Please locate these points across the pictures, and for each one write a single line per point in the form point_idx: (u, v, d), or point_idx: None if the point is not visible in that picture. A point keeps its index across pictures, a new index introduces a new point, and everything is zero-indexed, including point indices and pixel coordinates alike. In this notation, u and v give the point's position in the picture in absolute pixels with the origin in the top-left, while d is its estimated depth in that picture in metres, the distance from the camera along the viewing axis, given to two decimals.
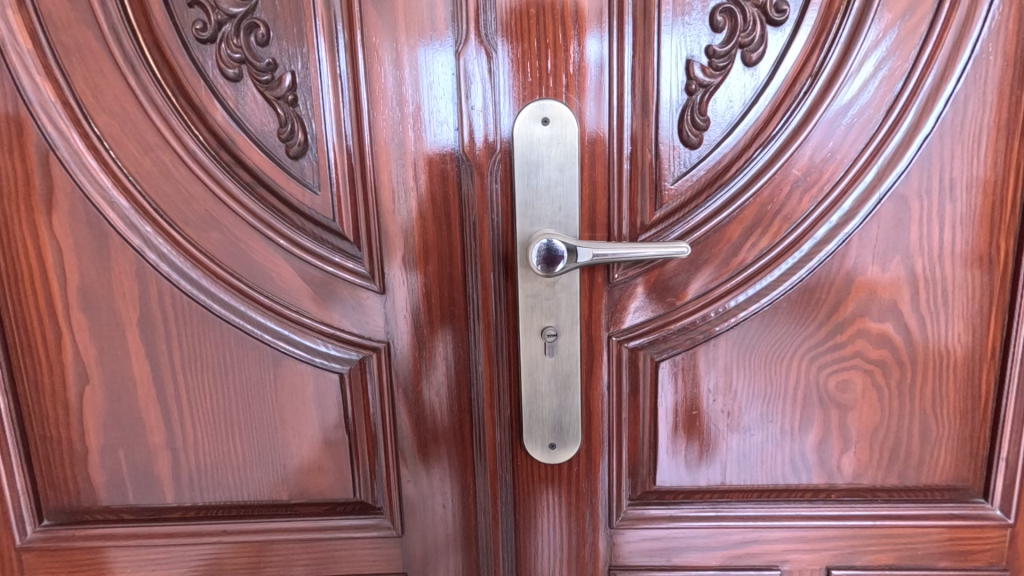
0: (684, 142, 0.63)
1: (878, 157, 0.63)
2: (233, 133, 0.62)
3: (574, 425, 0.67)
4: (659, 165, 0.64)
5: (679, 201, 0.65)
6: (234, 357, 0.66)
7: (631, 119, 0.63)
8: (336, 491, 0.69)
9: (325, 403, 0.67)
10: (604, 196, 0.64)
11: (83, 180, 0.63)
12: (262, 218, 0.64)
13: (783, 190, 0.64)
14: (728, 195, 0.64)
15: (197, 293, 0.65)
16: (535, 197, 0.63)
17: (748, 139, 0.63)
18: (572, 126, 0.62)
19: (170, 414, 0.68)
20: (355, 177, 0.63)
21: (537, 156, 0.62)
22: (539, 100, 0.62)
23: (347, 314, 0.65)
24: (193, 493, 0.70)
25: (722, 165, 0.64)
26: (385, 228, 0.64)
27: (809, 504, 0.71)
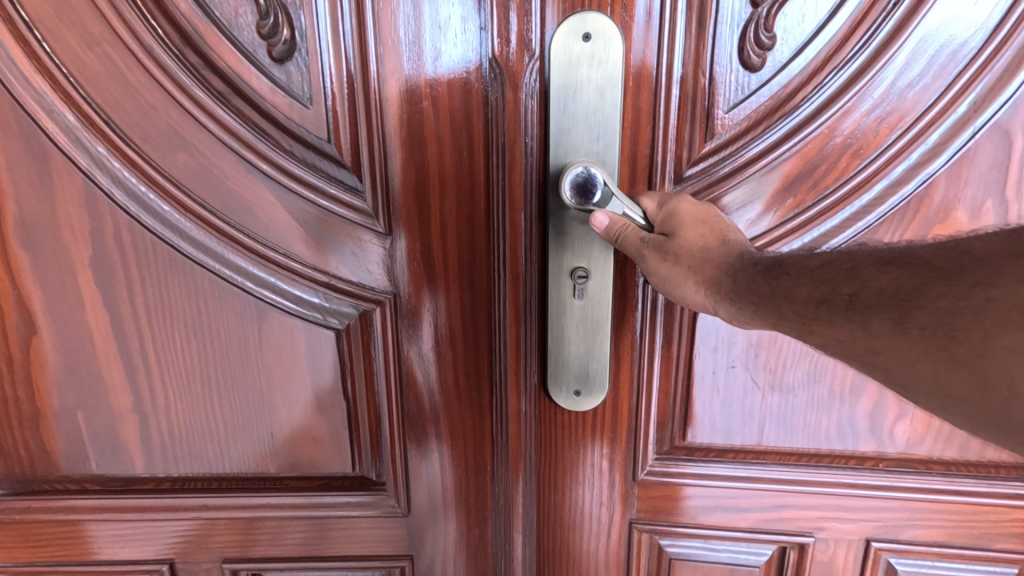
0: (743, 59, 0.50)
1: (977, 82, 0.51)
2: (200, 25, 0.49)
3: (603, 373, 0.57)
4: (714, 86, 0.51)
5: (730, 133, 0.53)
6: (209, 308, 0.56)
7: (687, 25, 0.50)
8: (336, 465, 0.59)
9: (319, 365, 0.56)
10: (648, 124, 0.52)
11: (13, 81, 0.51)
12: (239, 137, 0.52)
13: (859, 120, 0.52)
14: (790, 125, 0.52)
15: (164, 229, 0.54)
16: (570, 126, 0.51)
17: (823, 54, 0.50)
18: (618, 47, 0.50)
19: (136, 373, 0.57)
20: (350, 86, 0.50)
21: (574, 79, 0.50)
22: (580, 12, 0.49)
23: (341, 260, 0.54)
24: (166, 463, 0.60)
25: (785, 87, 0.51)
26: (392, 153, 0.51)
27: (850, 469, 0.62)
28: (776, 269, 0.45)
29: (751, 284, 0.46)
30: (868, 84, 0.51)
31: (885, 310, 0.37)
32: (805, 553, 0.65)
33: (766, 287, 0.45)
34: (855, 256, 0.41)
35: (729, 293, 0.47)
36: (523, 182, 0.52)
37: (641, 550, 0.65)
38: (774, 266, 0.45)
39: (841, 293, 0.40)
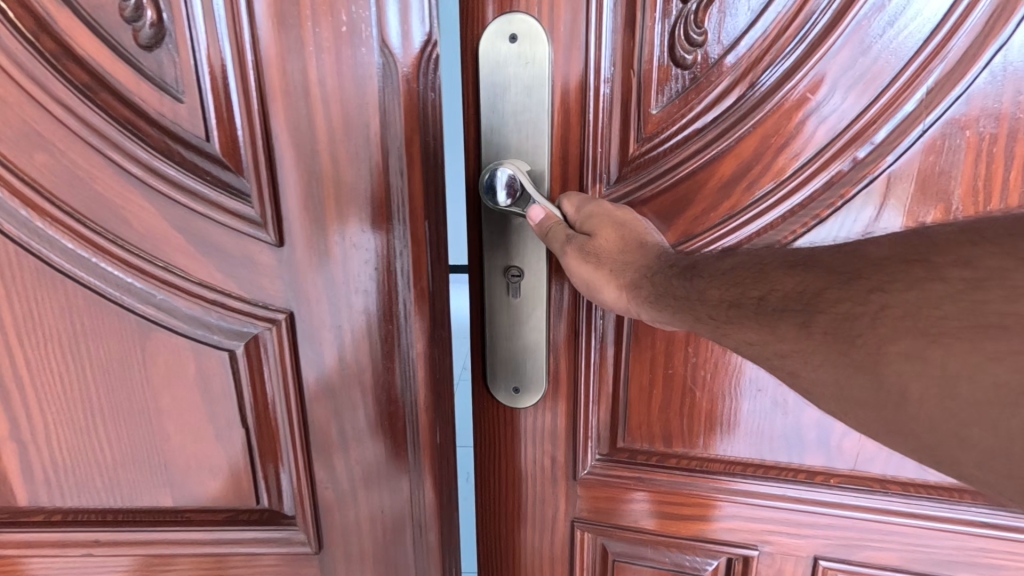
0: (671, 53, 0.47)
1: (924, 77, 0.45)
2: (56, 6, 0.43)
3: (541, 368, 0.57)
4: (646, 82, 0.48)
5: (661, 130, 0.49)
6: (88, 327, 0.50)
7: (613, 19, 0.47)
8: (230, 495, 0.54)
9: (214, 390, 0.51)
10: (578, 124, 0.49)
11: None
12: (107, 135, 0.45)
13: (794, 117, 0.47)
14: (722, 122, 0.48)
15: (28, 238, 0.48)
16: (502, 126, 0.49)
17: (754, 46, 0.46)
18: (546, 47, 0.47)
19: (10, 398, 0.52)
20: (230, 77, 0.44)
21: (501, 81, 0.48)
22: (507, 12, 0.47)
23: (232, 274, 0.48)
24: (53, 493, 0.55)
25: (716, 82, 0.47)
26: (277, 150, 0.45)
27: (797, 488, 0.59)
28: (691, 271, 0.43)
29: (667, 287, 0.43)
30: (803, 79, 0.46)
31: (793, 314, 0.34)
32: (749, 566, 0.63)
33: (680, 289, 0.42)
34: (770, 261, 0.38)
35: (648, 297, 0.45)
36: (424, 182, 0.45)
37: (584, 548, 0.65)
38: (689, 268, 0.43)
39: (749, 296, 0.37)
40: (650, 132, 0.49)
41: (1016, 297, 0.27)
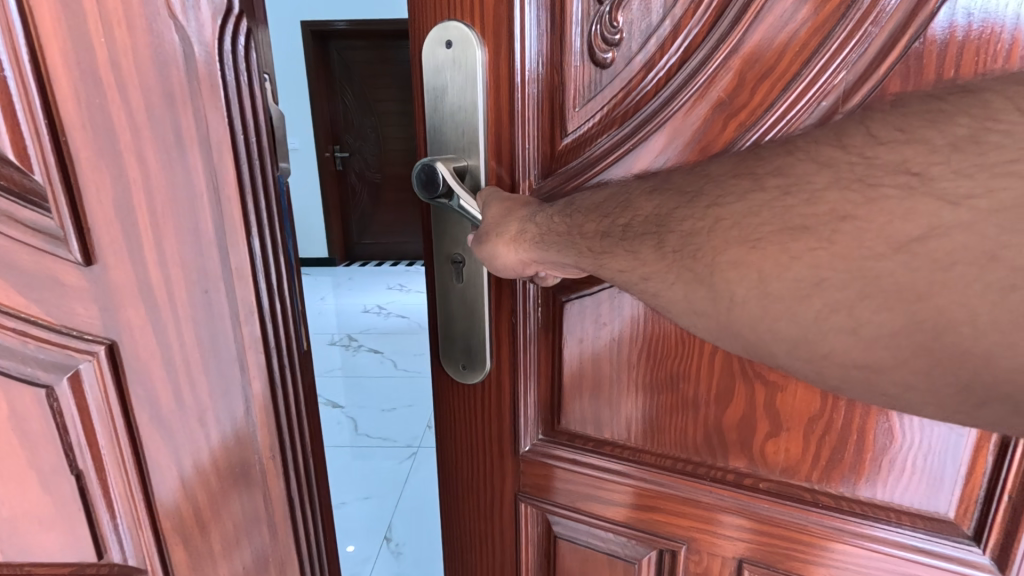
0: (589, 54, 0.48)
1: (838, 73, 0.42)
2: None
3: (483, 349, 0.58)
4: (572, 83, 0.50)
5: (587, 129, 0.50)
6: None
7: (538, 20, 0.49)
8: (73, 547, 0.50)
9: (38, 436, 0.46)
10: (507, 120, 0.52)
11: None
12: None
13: (702, 115, 0.46)
14: (636, 121, 0.48)
15: None
16: (440, 125, 0.53)
17: (662, 45, 0.46)
18: (476, 51, 0.50)
19: None
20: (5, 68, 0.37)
21: (440, 84, 0.52)
22: (443, 20, 0.51)
23: (36, 297, 0.42)
24: None
25: (634, 82, 0.48)
26: (75, 157, 0.39)
27: (727, 491, 0.54)
28: (571, 206, 0.43)
29: (550, 225, 0.44)
30: (710, 75, 0.45)
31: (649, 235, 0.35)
32: (678, 560, 0.59)
33: (562, 224, 0.43)
34: (634, 189, 0.39)
35: (532, 237, 0.45)
36: (248, 196, 0.42)
37: (528, 521, 0.64)
38: (569, 205, 0.44)
39: (616, 225, 0.38)
40: (576, 131, 0.51)
41: (815, 200, 0.29)
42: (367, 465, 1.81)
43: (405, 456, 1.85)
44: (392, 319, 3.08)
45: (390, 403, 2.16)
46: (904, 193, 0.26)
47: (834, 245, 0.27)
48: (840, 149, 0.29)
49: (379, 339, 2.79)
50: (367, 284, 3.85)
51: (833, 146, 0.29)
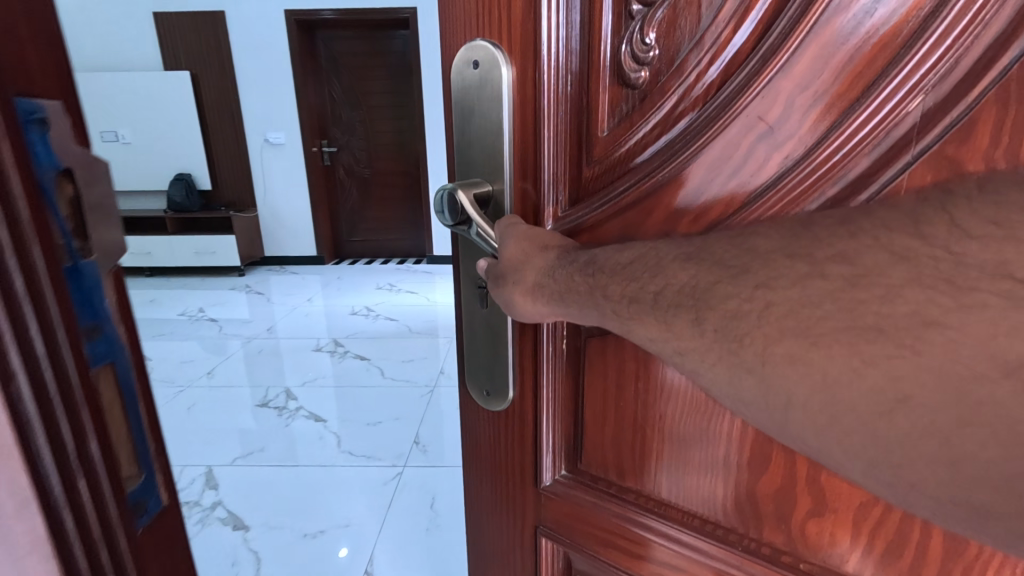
0: (620, 73, 0.43)
1: (912, 98, 0.32)
2: None
3: (505, 375, 0.57)
4: (602, 103, 0.45)
5: (613, 156, 0.45)
6: None
7: (571, 37, 0.44)
8: None
9: None
10: (533, 146, 0.48)
11: None
12: None
13: (739, 149, 0.38)
14: (664, 151, 0.42)
15: None
16: (467, 147, 0.51)
17: (694, 64, 0.39)
18: (501, 71, 0.47)
19: None
20: None
21: (468, 103, 0.49)
22: (471, 39, 0.48)
23: None
24: None
25: (667, 106, 0.41)
26: None
27: (758, 567, 0.48)
28: (592, 264, 0.41)
29: (571, 283, 0.42)
30: (745, 100, 0.37)
31: (687, 307, 0.34)
32: None
33: (585, 283, 0.41)
34: (661, 249, 0.37)
35: (551, 293, 0.43)
36: (33, 301, 0.33)
37: (549, 554, 0.63)
38: (589, 267, 0.41)
39: (645, 291, 0.36)
40: (604, 157, 0.46)
41: (893, 298, 0.27)
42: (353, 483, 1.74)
43: (389, 477, 1.77)
44: (382, 322, 3.04)
45: (376, 416, 2.10)
46: (1012, 302, 0.24)
47: (917, 355, 0.26)
48: (918, 239, 0.27)
49: (369, 345, 2.76)
50: (356, 285, 3.80)
51: (909, 234, 0.28)
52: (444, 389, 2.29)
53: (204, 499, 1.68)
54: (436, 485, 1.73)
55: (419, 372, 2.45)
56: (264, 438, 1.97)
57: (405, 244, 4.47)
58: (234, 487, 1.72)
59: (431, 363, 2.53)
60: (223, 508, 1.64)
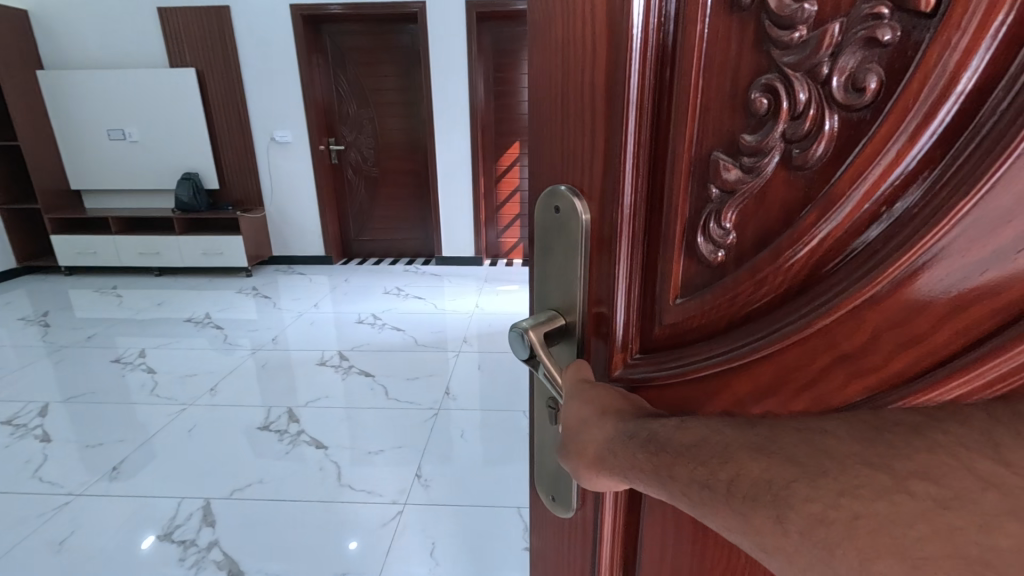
0: (693, 237, 0.33)
1: None
2: None
3: (570, 488, 0.47)
4: (677, 262, 0.34)
5: (687, 321, 0.34)
6: None
7: (629, 170, 0.34)
8: None
9: None
10: (605, 295, 0.38)
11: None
12: None
13: (818, 361, 0.28)
14: (738, 333, 0.31)
15: None
16: (545, 284, 0.43)
17: (791, 248, 0.28)
18: (576, 221, 0.38)
19: None
20: None
21: (546, 245, 0.42)
22: (552, 184, 0.39)
23: None
24: None
25: (748, 285, 0.30)
26: None
27: None
28: (654, 442, 0.29)
29: (631, 459, 0.30)
30: (845, 313, 0.26)
31: (789, 471, 0.22)
32: None
33: (648, 462, 0.29)
34: (728, 432, 0.26)
35: (615, 471, 0.32)
36: None
37: None
38: (654, 446, 0.29)
39: (716, 476, 0.25)
40: (675, 321, 0.35)
41: None
42: (346, 516, 1.60)
43: (389, 516, 1.59)
44: (388, 332, 2.97)
45: (379, 443, 1.95)
46: None
47: None
48: None
49: (375, 359, 2.65)
50: (363, 289, 3.73)
51: None
52: (450, 413, 2.13)
53: (199, 539, 1.52)
54: (436, 527, 1.55)
55: (424, 395, 2.29)
56: (262, 470, 1.82)
57: (415, 242, 4.42)
58: (236, 522, 1.58)
59: (438, 383, 2.38)
60: (219, 548, 1.49)
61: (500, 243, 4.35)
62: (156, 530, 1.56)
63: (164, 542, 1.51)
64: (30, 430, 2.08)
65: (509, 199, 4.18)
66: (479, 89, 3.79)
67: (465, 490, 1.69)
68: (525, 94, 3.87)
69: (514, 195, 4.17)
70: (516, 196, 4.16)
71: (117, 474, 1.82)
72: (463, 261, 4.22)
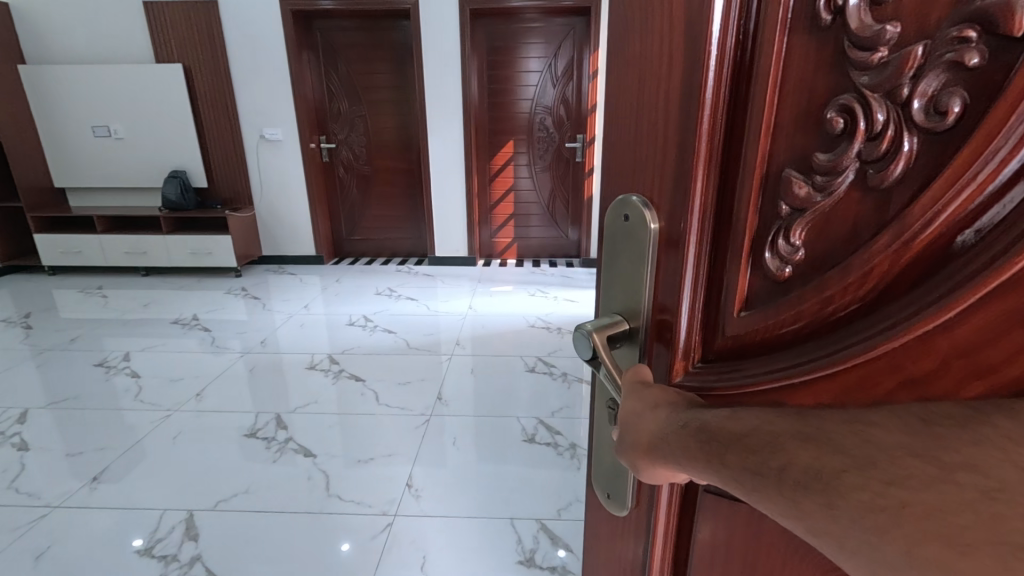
0: (760, 252, 0.31)
1: None
2: None
3: (625, 483, 0.45)
4: (743, 276, 0.32)
5: (747, 334, 0.33)
6: None
7: (693, 179, 0.33)
8: None
9: None
10: (666, 303, 0.37)
11: None
12: None
13: (881, 386, 0.25)
14: (797, 350, 0.29)
15: None
16: (609, 288, 0.42)
17: (861, 266, 0.26)
18: (644, 227, 0.37)
19: None
20: None
21: (612, 252, 0.41)
22: (623, 193, 0.39)
23: None
24: None
25: (815, 302, 0.28)
26: None
27: None
28: (706, 434, 0.29)
29: (682, 445, 0.30)
30: (912, 337, 0.24)
31: (841, 458, 0.22)
32: None
33: (699, 452, 0.29)
34: (779, 424, 0.26)
35: (662, 458, 0.32)
36: None
37: None
38: (706, 436, 0.28)
39: (767, 464, 0.25)
40: (737, 332, 0.33)
41: None
42: (333, 529, 1.56)
43: (379, 528, 1.56)
44: (380, 335, 2.94)
45: (370, 451, 1.92)
46: None
47: None
48: None
49: (368, 363, 2.61)
50: (354, 290, 3.68)
51: None
52: (443, 419, 2.10)
53: (181, 553, 1.48)
54: (427, 541, 1.52)
55: (416, 400, 2.26)
56: (249, 478, 1.78)
57: (408, 242, 4.38)
58: (220, 536, 1.54)
59: (430, 387, 2.36)
60: (201, 565, 1.44)
61: (493, 243, 4.32)
62: (136, 544, 1.52)
63: (143, 558, 1.47)
64: (8, 438, 2.02)
65: (503, 199, 4.15)
66: (473, 86, 3.74)
67: (458, 501, 1.67)
68: (519, 92, 3.84)
69: (507, 195, 4.14)
70: (509, 196, 4.14)
71: (98, 484, 1.77)
72: (456, 261, 4.19)
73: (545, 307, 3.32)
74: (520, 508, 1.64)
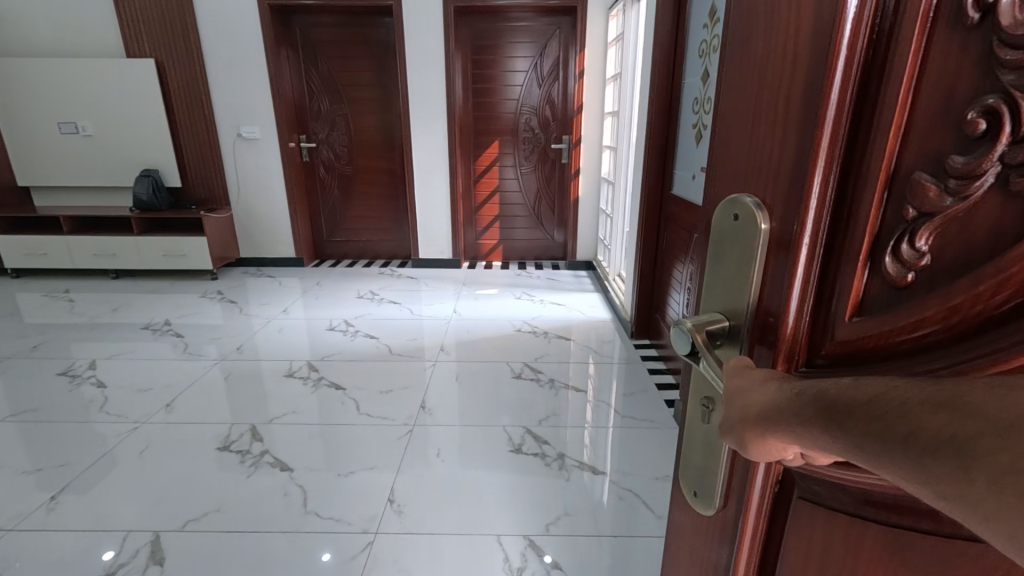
0: (878, 256, 0.29)
1: None
2: None
3: (714, 483, 0.43)
4: (858, 280, 0.30)
5: (862, 340, 0.30)
6: None
7: (810, 178, 0.31)
8: None
9: None
10: (773, 297, 0.35)
11: None
12: None
13: None
14: (919, 359, 0.27)
15: None
16: (714, 288, 0.41)
17: (998, 278, 0.23)
18: (753, 224, 0.35)
19: None
20: None
21: (719, 252, 0.40)
22: (735, 194, 0.38)
23: None
24: None
25: (938, 311, 0.26)
26: None
27: None
28: (825, 403, 0.25)
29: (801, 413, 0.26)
30: None
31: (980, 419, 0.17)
32: None
33: (820, 422, 0.25)
34: (905, 388, 0.22)
35: (779, 432, 0.28)
36: None
37: None
38: (824, 403, 0.24)
39: (889, 430, 0.21)
40: (848, 338, 0.31)
41: None
42: (311, 548, 1.48)
43: (359, 547, 1.48)
44: (362, 340, 2.85)
45: (349, 465, 1.84)
46: None
47: None
48: None
49: (348, 370, 2.52)
50: (336, 293, 3.58)
51: None
52: (425, 430, 2.03)
53: None
54: (410, 560, 1.45)
55: (399, 410, 2.18)
56: (223, 495, 1.69)
57: (391, 243, 4.29)
58: (185, 563, 1.44)
59: (412, 396, 2.28)
60: None
61: (478, 245, 4.25)
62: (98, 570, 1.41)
63: None
64: None
65: (488, 201, 4.09)
66: (457, 86, 3.68)
67: (443, 516, 1.60)
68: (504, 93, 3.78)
69: (493, 196, 4.08)
70: (494, 196, 4.07)
71: (57, 503, 1.65)
72: (441, 263, 4.11)
73: (532, 310, 3.26)
74: (506, 524, 1.58)
